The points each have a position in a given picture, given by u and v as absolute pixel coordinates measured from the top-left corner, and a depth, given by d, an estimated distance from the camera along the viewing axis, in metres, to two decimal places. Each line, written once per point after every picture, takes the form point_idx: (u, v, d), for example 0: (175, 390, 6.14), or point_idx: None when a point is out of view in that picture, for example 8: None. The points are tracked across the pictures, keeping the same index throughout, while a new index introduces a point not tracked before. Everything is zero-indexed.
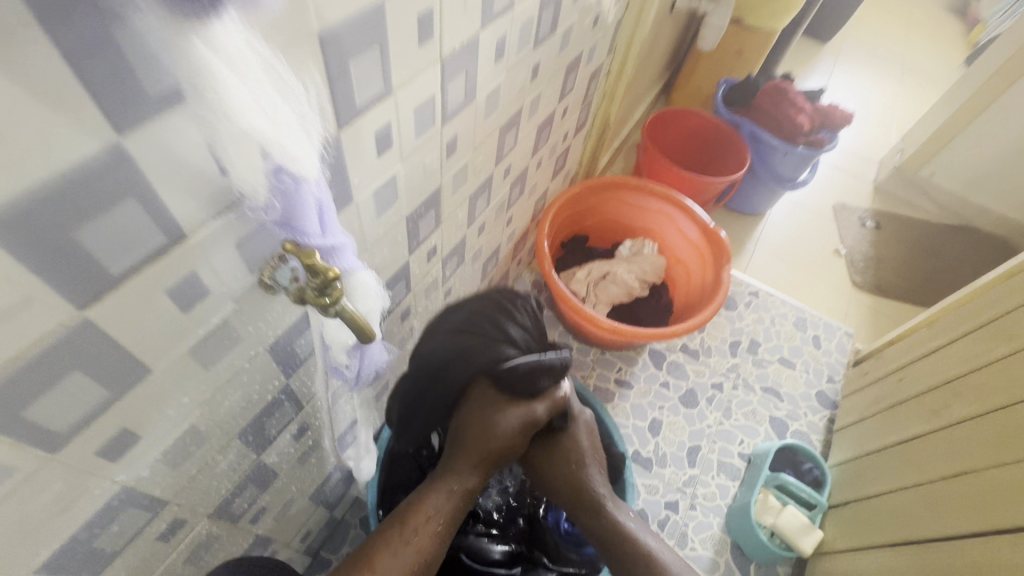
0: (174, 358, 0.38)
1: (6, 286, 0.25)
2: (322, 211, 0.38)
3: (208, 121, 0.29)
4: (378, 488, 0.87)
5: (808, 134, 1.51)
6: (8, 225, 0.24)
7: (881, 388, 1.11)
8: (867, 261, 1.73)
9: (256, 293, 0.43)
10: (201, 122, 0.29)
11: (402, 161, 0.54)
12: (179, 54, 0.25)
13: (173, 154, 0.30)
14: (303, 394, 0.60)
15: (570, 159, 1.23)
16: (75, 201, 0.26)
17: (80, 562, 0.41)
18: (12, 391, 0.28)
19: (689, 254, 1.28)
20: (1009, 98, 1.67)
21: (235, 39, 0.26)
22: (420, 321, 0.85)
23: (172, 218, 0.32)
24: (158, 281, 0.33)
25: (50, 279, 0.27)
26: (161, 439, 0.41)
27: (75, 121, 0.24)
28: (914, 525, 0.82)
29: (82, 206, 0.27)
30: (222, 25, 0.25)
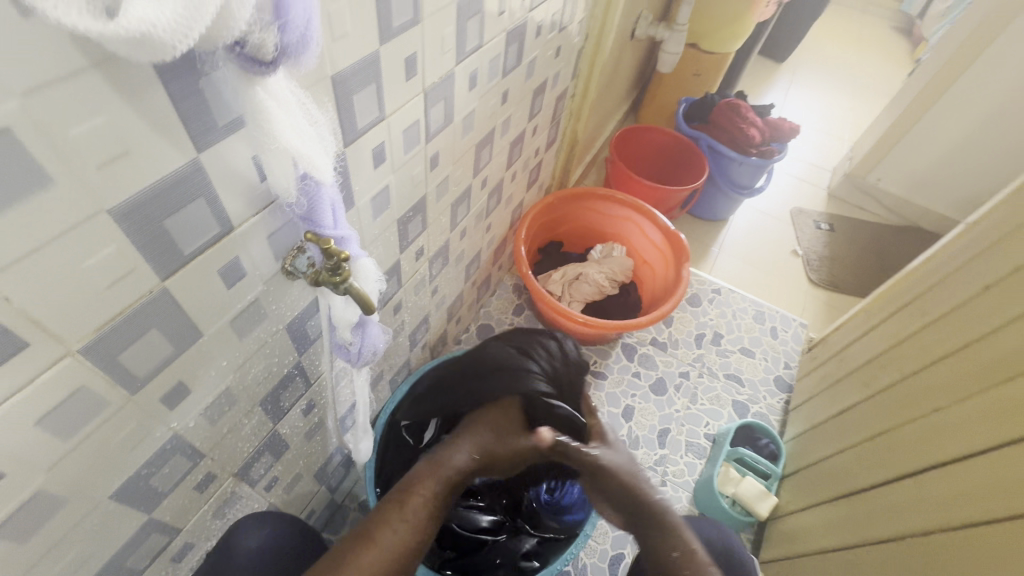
0: (219, 325, 0.48)
1: (120, 258, 0.36)
2: (335, 209, 0.49)
3: (256, 142, 0.40)
4: (376, 467, 0.96)
5: (760, 146, 1.67)
6: (126, 214, 0.35)
7: (826, 369, 1.23)
8: (821, 260, 1.88)
9: (279, 277, 0.54)
10: (250, 142, 0.41)
11: (393, 172, 0.66)
12: (245, 97, 0.36)
13: (229, 165, 0.41)
14: (312, 372, 0.70)
15: (543, 172, 1.36)
16: (167, 199, 0.37)
17: (140, 498, 0.50)
18: (114, 339, 0.39)
19: (654, 255, 1.41)
20: (939, 108, 1.83)
21: (280, 87, 0.37)
22: (410, 316, 0.96)
23: (225, 213, 0.43)
24: (213, 262, 0.44)
25: (146, 255, 0.38)
26: (205, 395, 0.52)
27: (173, 143, 0.35)
28: (847, 480, 0.94)
29: (171, 202, 0.38)
30: (275, 78, 0.36)
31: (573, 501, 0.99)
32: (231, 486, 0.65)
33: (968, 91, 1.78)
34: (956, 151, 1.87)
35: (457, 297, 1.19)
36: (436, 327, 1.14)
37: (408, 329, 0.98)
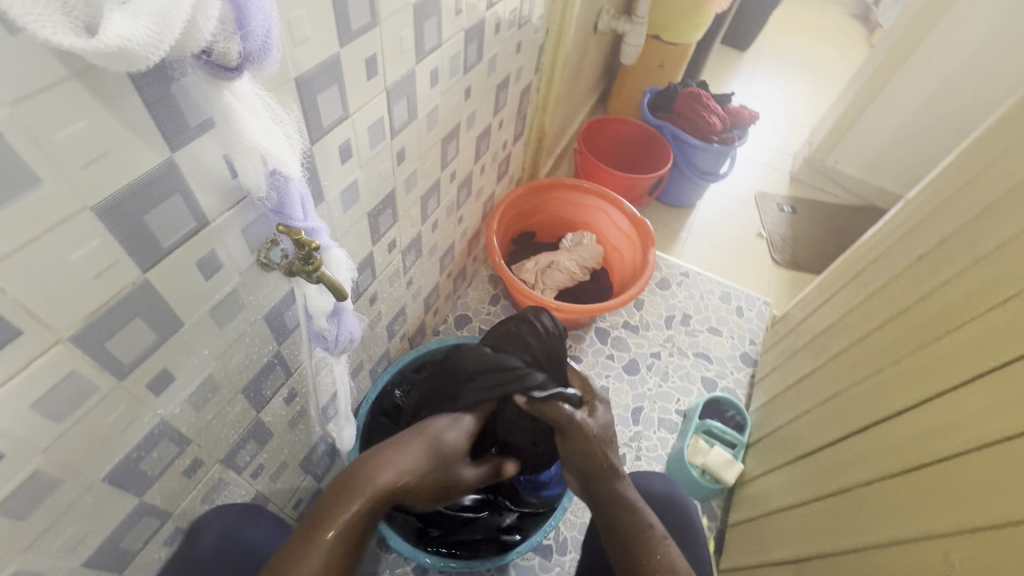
0: (199, 314, 0.52)
1: (104, 251, 0.39)
2: (304, 202, 0.53)
3: (227, 142, 0.44)
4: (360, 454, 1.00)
5: (721, 133, 1.73)
6: (108, 211, 0.38)
7: (786, 342, 1.31)
8: (784, 241, 1.97)
9: (255, 269, 0.57)
10: (221, 143, 0.44)
11: (361, 167, 0.69)
12: (214, 101, 0.40)
13: (202, 163, 0.44)
14: (292, 361, 0.74)
15: (513, 165, 1.40)
16: (145, 196, 0.41)
17: (130, 481, 0.54)
18: (101, 327, 0.42)
19: (623, 242, 1.47)
20: (887, 92, 1.93)
21: (246, 90, 0.41)
22: (386, 306, 1.00)
23: (201, 208, 0.46)
24: (191, 254, 0.47)
25: (128, 249, 0.41)
26: (189, 382, 0.55)
27: (149, 144, 0.39)
28: (803, 442, 1.01)
29: (149, 199, 0.41)
30: (240, 83, 0.40)
31: (551, 477, 1.05)
32: (217, 473, 0.69)
33: (914, 75, 1.87)
34: (905, 132, 1.97)
35: (432, 289, 1.23)
36: (413, 318, 1.18)
37: (384, 320, 1.02)
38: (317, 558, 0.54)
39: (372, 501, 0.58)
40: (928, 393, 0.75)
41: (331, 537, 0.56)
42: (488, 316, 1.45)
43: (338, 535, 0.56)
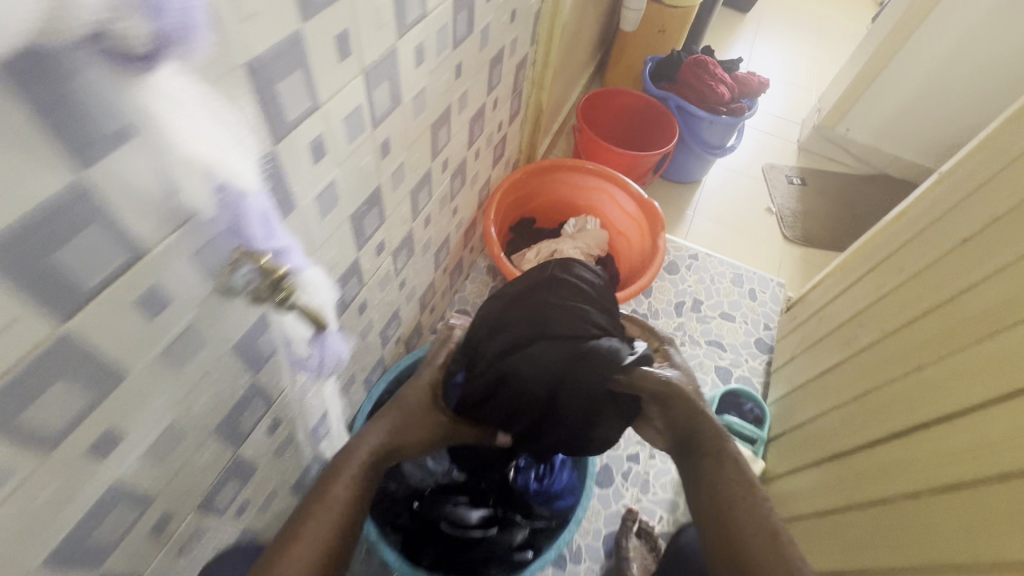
0: (146, 360, 0.43)
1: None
2: (266, 220, 0.48)
3: (154, 152, 0.35)
4: None
5: (729, 103, 1.62)
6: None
7: (806, 329, 1.23)
8: (795, 216, 1.87)
9: (216, 298, 0.47)
10: (148, 153, 0.35)
11: (338, 166, 0.59)
12: (126, 99, 0.32)
13: (124, 180, 0.34)
14: (273, 389, 0.65)
15: (509, 147, 1.29)
16: (47, 230, 0.31)
17: (81, 555, 0.46)
18: (9, 398, 0.33)
19: (629, 225, 1.37)
20: (901, 58, 1.81)
21: (174, 83, 0.34)
22: (378, 313, 0.91)
23: (132, 236, 0.36)
24: (126, 293, 0.38)
25: (33, 299, 0.32)
26: (143, 436, 0.46)
27: (41, 162, 0.29)
28: (833, 442, 0.94)
29: (53, 234, 0.31)
30: (162, 73, 0.33)
31: (563, 487, 0.98)
32: (194, 522, 0.61)
33: (934, 33, 1.74)
34: (921, 96, 1.86)
35: (428, 287, 1.13)
36: (408, 320, 1.09)
37: (377, 327, 0.93)
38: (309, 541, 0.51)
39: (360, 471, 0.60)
40: (967, 403, 0.70)
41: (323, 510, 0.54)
42: None
43: (326, 522, 0.53)
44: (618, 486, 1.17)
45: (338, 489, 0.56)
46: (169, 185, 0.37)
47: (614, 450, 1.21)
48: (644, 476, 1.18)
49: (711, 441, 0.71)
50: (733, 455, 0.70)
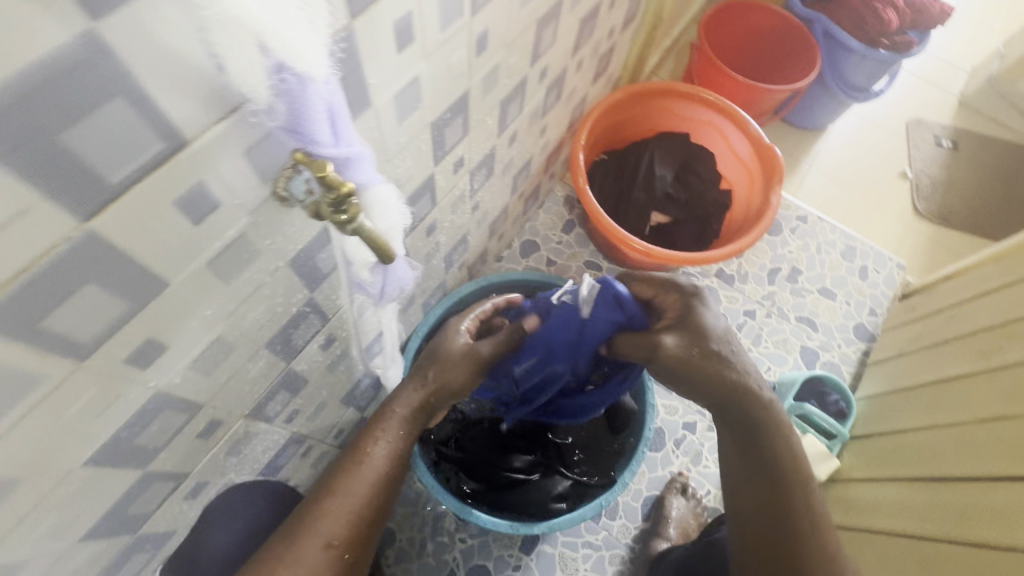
0: (191, 271, 0.37)
1: (11, 200, 0.25)
2: (334, 118, 0.34)
3: (204, 30, 0.27)
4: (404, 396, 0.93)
5: (895, 36, 1.31)
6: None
7: (929, 324, 1.05)
8: (934, 186, 1.57)
9: (271, 204, 0.41)
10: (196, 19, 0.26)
11: (425, 59, 0.48)
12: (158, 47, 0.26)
13: (166, 49, 0.27)
14: (329, 307, 0.60)
15: (614, 61, 1.10)
16: (65, 100, 0.24)
17: (124, 457, 0.43)
18: (36, 295, 0.28)
19: (738, 172, 1.18)
20: None
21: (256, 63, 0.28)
22: (446, 236, 0.83)
23: (171, 121, 0.29)
24: (167, 191, 0.32)
25: (57, 193, 0.26)
26: (189, 348, 0.42)
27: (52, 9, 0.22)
28: (937, 463, 0.81)
29: (69, 105, 0.25)
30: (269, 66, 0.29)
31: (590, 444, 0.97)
32: (244, 426, 0.59)
33: None
34: None
35: (501, 213, 1.03)
36: (475, 246, 1.01)
37: (443, 251, 0.86)
38: (342, 502, 0.53)
39: (374, 486, 0.55)
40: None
41: (364, 471, 0.56)
42: (558, 245, 1.27)
43: (314, 528, 0.51)
44: (668, 452, 1.10)
45: (376, 453, 0.57)
46: (218, 57, 0.28)
47: (671, 415, 1.12)
48: (697, 447, 1.10)
49: (749, 403, 0.60)
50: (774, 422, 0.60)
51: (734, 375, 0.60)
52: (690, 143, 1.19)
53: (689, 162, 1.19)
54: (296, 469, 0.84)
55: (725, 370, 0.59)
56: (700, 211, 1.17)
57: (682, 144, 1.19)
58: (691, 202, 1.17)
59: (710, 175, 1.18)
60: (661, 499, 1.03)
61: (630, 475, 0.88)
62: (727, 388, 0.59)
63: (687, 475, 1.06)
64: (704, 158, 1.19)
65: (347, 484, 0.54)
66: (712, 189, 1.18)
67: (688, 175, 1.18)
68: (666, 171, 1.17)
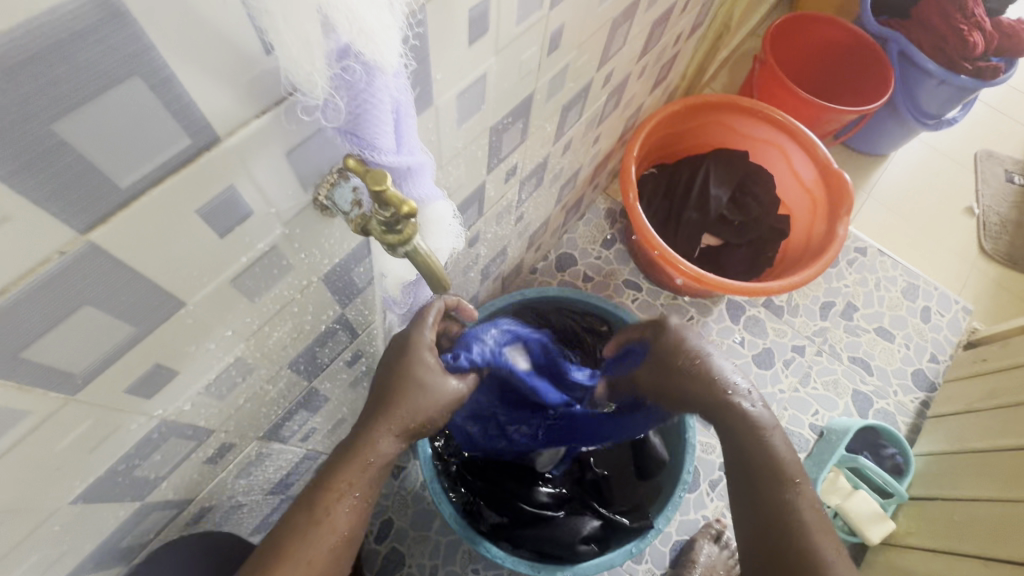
0: (211, 289, 0.31)
1: None
2: (399, 118, 0.27)
3: None
4: None
5: (978, 60, 1.21)
6: None
7: (1003, 380, 0.97)
8: (1003, 224, 1.45)
9: (309, 214, 0.35)
10: None
11: (496, 55, 0.41)
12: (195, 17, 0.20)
13: (205, 22, 0.21)
14: (360, 323, 0.54)
15: (675, 69, 1.02)
16: (65, 80, 0.18)
17: (121, 489, 0.38)
18: (16, 322, 0.23)
19: (799, 196, 1.09)
20: None
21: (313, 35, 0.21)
22: (487, 248, 0.76)
23: (201, 113, 0.23)
24: (189, 196, 0.25)
25: (49, 198, 0.20)
26: (204, 372, 0.36)
27: None
28: (1018, 543, 0.74)
29: (71, 87, 0.19)
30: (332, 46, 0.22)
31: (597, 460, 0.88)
32: (257, 447, 0.53)
33: None
34: None
35: (542, 224, 0.97)
36: (512, 257, 0.94)
37: (481, 263, 0.79)
38: (293, 566, 0.45)
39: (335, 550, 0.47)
40: None
41: (322, 533, 0.46)
42: (596, 261, 1.19)
43: None
44: (701, 494, 1.01)
45: (339, 513, 0.47)
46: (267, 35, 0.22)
47: (707, 453, 1.04)
48: None
49: (733, 416, 0.59)
50: (759, 431, 0.58)
51: (711, 380, 0.60)
52: (749, 162, 1.11)
53: (747, 182, 1.11)
54: (307, 485, 0.78)
55: (700, 376, 0.60)
56: (754, 236, 1.09)
57: (741, 163, 1.11)
58: (745, 227, 1.09)
59: (769, 198, 1.10)
60: (691, 543, 0.95)
61: (664, 523, 0.80)
62: (707, 396, 0.60)
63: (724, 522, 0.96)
64: (764, 179, 1.11)
65: (298, 547, 0.45)
66: (770, 213, 1.09)
67: (745, 196, 1.10)
68: (721, 191, 1.09)
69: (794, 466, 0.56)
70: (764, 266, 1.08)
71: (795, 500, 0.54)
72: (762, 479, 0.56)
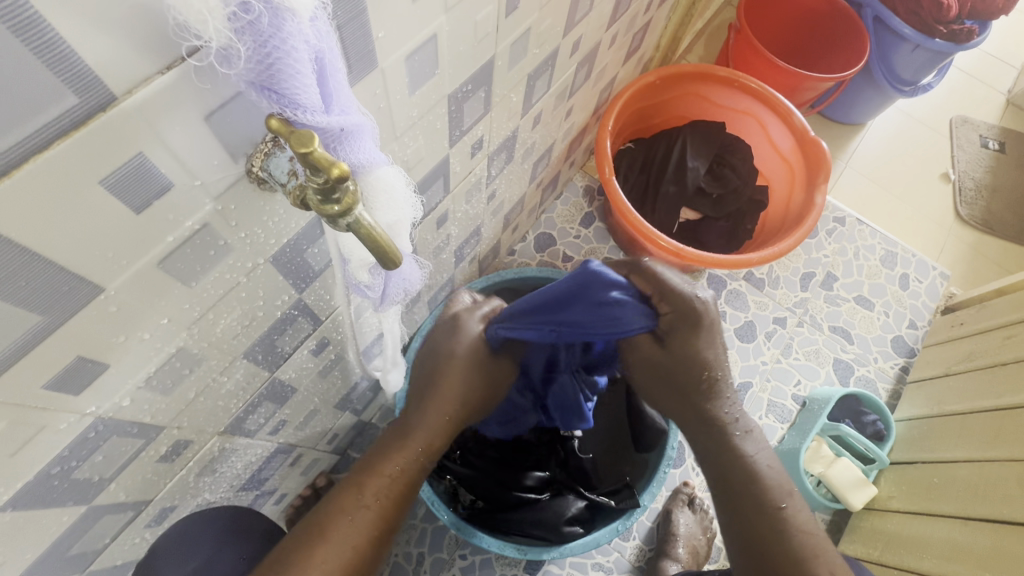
0: (136, 274, 0.29)
1: None
2: (323, 71, 0.25)
3: None
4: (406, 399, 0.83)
5: (952, 23, 1.19)
6: None
7: (981, 343, 0.99)
8: (979, 189, 1.46)
9: (245, 189, 0.32)
10: None
11: (446, 13, 0.38)
12: None
13: None
14: (322, 309, 0.51)
15: (649, 39, 0.99)
16: None
17: (60, 493, 0.35)
18: None
19: (777, 166, 1.08)
20: None
21: None
22: (458, 228, 0.74)
23: (88, 68, 0.20)
24: (88, 164, 0.23)
25: None
26: (141, 365, 0.34)
27: None
28: (1005, 503, 0.75)
29: None
30: None
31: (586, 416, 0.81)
32: (219, 442, 0.51)
33: None
34: None
35: (517, 203, 0.94)
36: (488, 238, 0.92)
37: (453, 244, 0.77)
38: (337, 549, 0.44)
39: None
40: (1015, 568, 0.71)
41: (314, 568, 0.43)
42: (576, 240, 1.17)
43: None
44: (688, 468, 1.02)
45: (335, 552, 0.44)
46: None
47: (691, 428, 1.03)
48: None
49: (716, 437, 0.55)
50: (746, 456, 0.54)
51: (705, 409, 0.56)
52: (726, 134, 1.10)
53: (725, 155, 1.09)
54: (284, 479, 0.75)
55: (698, 398, 0.56)
56: (732, 209, 1.08)
57: (718, 134, 1.09)
58: (723, 200, 1.08)
59: (745, 170, 1.08)
60: (667, 513, 0.95)
61: (650, 499, 0.82)
62: (697, 414, 0.56)
63: (693, 485, 0.98)
64: (740, 150, 1.09)
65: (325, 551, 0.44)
66: (747, 184, 1.08)
67: (722, 168, 1.09)
68: (699, 164, 1.07)
69: (782, 483, 0.53)
70: (743, 238, 1.07)
71: (787, 524, 0.50)
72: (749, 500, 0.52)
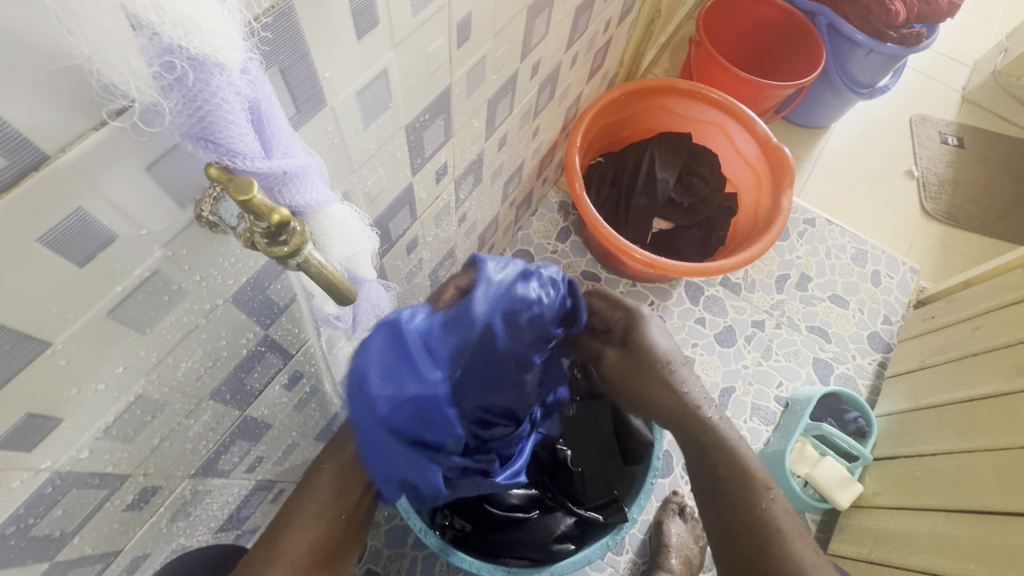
0: (83, 327, 0.29)
1: None
2: (259, 121, 0.26)
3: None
4: None
5: (902, 27, 1.24)
6: None
7: (952, 335, 1.01)
8: (942, 185, 1.50)
9: (196, 233, 0.32)
10: None
11: (394, 50, 0.39)
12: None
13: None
14: (292, 343, 0.51)
15: (611, 57, 1.01)
16: None
17: (21, 550, 0.35)
18: None
19: (744, 173, 1.10)
20: None
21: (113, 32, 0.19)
22: (430, 251, 0.74)
23: (18, 135, 0.21)
24: (26, 224, 0.23)
25: None
26: (98, 415, 0.34)
27: None
28: (977, 492, 0.77)
29: None
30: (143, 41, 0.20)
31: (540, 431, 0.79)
32: (192, 486, 0.50)
33: None
34: None
35: (490, 223, 0.95)
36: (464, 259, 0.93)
37: (427, 268, 0.77)
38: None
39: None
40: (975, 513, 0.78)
41: None
42: (553, 255, 1.18)
43: None
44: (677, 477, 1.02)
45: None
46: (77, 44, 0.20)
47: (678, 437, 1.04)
48: None
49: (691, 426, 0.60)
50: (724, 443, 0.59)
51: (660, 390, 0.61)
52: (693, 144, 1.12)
53: (693, 164, 1.11)
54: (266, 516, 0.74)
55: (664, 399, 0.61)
56: (704, 217, 1.10)
57: (685, 145, 1.11)
58: (693, 209, 1.10)
59: (713, 178, 1.10)
60: (658, 525, 0.95)
61: (638, 512, 0.81)
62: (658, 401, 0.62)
63: (682, 494, 0.98)
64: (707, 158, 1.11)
65: None
66: (716, 192, 1.10)
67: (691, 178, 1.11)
68: (667, 176, 1.09)
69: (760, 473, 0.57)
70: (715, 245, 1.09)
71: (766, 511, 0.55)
72: (740, 495, 0.56)
